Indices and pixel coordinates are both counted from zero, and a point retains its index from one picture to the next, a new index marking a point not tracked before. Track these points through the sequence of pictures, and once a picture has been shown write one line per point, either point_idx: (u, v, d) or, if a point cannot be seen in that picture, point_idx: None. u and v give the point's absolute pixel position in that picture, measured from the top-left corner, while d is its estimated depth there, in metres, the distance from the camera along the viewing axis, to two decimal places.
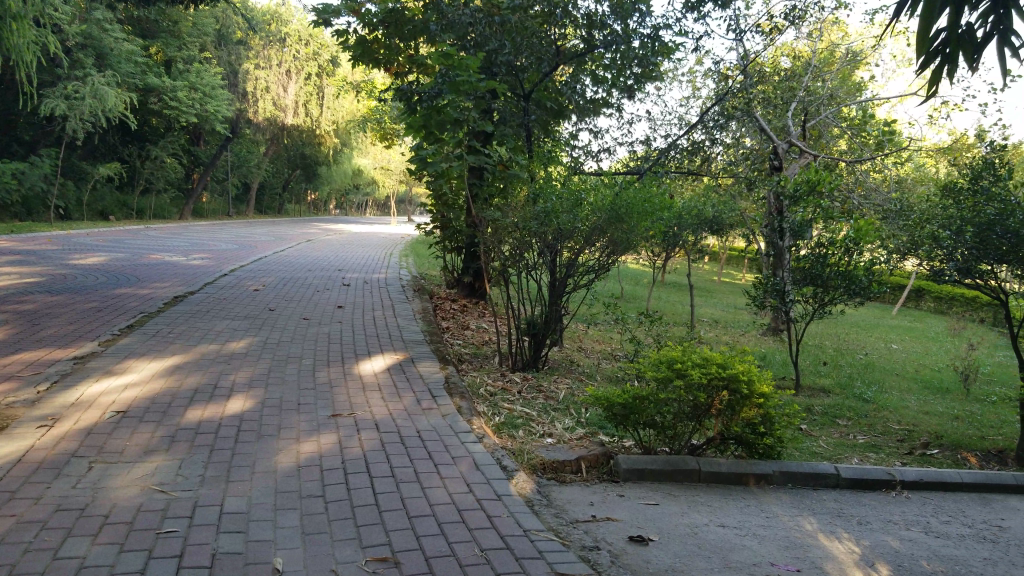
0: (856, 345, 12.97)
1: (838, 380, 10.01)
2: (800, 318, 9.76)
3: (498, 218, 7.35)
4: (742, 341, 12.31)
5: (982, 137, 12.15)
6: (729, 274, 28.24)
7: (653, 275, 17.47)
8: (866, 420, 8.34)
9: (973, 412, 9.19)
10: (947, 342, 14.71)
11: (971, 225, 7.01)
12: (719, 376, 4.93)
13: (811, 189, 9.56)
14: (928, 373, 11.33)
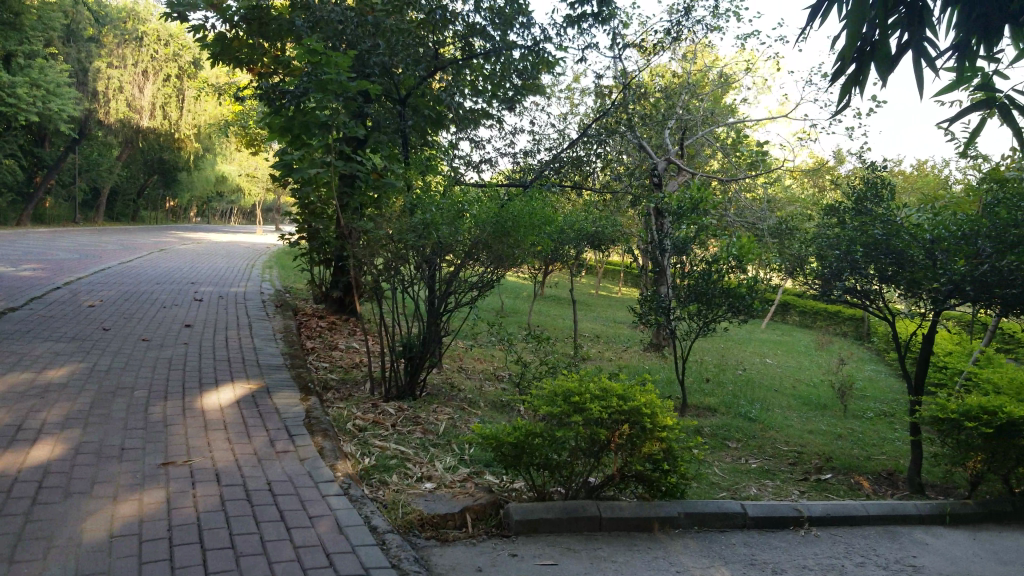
0: (735, 361, 12.93)
1: (723, 398, 9.76)
2: (684, 338, 9.41)
3: (369, 229, 6.54)
4: (625, 358, 11.98)
5: (842, 160, 12.45)
6: (606, 288, 28.33)
7: (533, 290, 17.01)
8: (755, 441, 8.06)
9: (854, 430, 9.14)
10: (817, 355, 15.01)
11: (859, 245, 6.68)
12: (619, 409, 4.34)
13: (694, 206, 9.01)
14: (805, 389, 11.35)
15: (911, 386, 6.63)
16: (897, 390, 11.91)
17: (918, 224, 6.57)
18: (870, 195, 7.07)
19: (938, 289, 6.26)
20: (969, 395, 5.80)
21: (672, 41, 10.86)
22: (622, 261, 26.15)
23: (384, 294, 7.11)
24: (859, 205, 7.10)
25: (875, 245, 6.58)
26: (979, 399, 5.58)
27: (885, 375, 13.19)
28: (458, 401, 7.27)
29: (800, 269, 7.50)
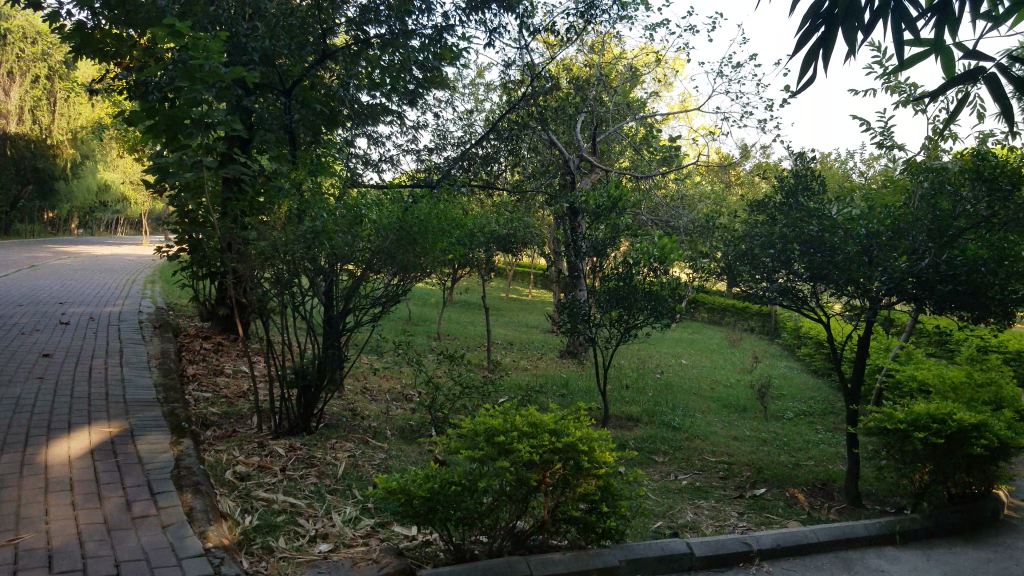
0: (650, 363, 12.53)
1: (644, 406, 9.29)
2: (603, 344, 8.86)
3: (250, 239, 5.66)
4: (539, 366, 11.38)
5: (749, 155, 12.26)
6: (514, 290, 27.81)
7: (441, 295, 16.26)
8: (682, 452, 7.55)
9: (779, 433, 8.81)
10: (730, 354, 14.85)
11: (795, 243, 6.53)
12: (551, 447, 3.67)
13: (614, 203, 8.45)
14: (724, 390, 11.04)
15: (847, 391, 6.27)
16: (813, 386, 11.77)
17: (851, 219, 6.37)
18: (798, 185, 6.78)
19: (875, 287, 6.10)
20: (915, 404, 5.44)
21: (578, 33, 10.41)
22: (530, 264, 25.71)
23: (272, 313, 6.24)
24: (788, 200, 6.83)
25: (809, 242, 6.47)
26: (927, 408, 5.22)
27: (798, 372, 13.08)
28: (360, 433, 6.45)
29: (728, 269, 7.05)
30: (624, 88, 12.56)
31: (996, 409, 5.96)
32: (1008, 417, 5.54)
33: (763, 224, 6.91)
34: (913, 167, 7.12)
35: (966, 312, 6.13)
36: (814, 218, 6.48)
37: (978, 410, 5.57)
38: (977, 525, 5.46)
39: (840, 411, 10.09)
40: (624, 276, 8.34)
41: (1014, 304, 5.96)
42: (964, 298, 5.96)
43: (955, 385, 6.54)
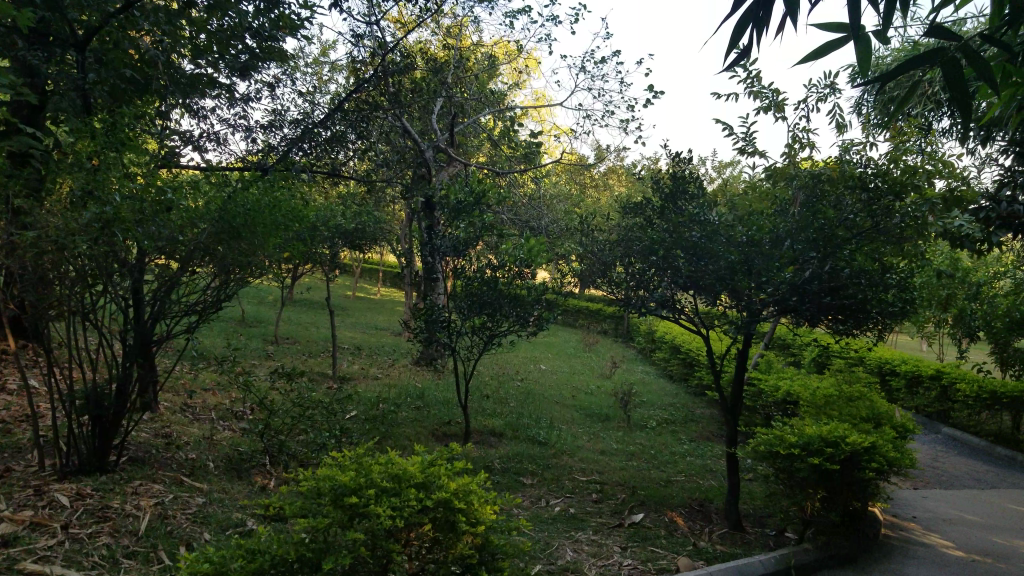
0: (508, 369, 11.91)
1: (505, 419, 8.60)
2: (463, 353, 8.08)
3: (21, 225, 4.39)
4: (390, 375, 10.46)
5: (607, 156, 11.91)
6: (364, 288, 26.61)
7: (281, 293, 14.92)
8: (550, 472, 6.89)
9: (645, 444, 8.39)
10: (586, 357, 14.55)
11: (667, 248, 6.09)
12: (418, 503, 2.85)
13: (476, 199, 7.69)
14: (585, 397, 10.57)
15: (727, 408, 5.84)
16: (670, 392, 11.57)
17: (733, 223, 5.95)
18: (678, 186, 6.28)
19: (758, 297, 5.70)
20: (805, 425, 5.04)
21: (435, 12, 9.55)
22: (379, 261, 24.61)
23: (59, 320, 5.00)
24: (667, 201, 6.33)
25: (691, 249, 5.99)
26: (821, 430, 4.81)
27: (654, 377, 12.91)
28: (172, 467, 5.31)
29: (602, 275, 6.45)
30: (482, 77, 11.81)
31: (876, 426, 5.69)
32: (892, 434, 5.26)
33: (640, 228, 6.43)
34: (787, 172, 6.83)
35: (844, 324, 5.85)
36: (695, 222, 6.00)
37: (863, 428, 5.26)
38: (862, 549, 5.16)
39: (701, 419, 9.88)
40: (487, 279, 7.60)
41: (890, 316, 5.76)
42: (845, 310, 5.67)
43: (828, 398, 6.30)
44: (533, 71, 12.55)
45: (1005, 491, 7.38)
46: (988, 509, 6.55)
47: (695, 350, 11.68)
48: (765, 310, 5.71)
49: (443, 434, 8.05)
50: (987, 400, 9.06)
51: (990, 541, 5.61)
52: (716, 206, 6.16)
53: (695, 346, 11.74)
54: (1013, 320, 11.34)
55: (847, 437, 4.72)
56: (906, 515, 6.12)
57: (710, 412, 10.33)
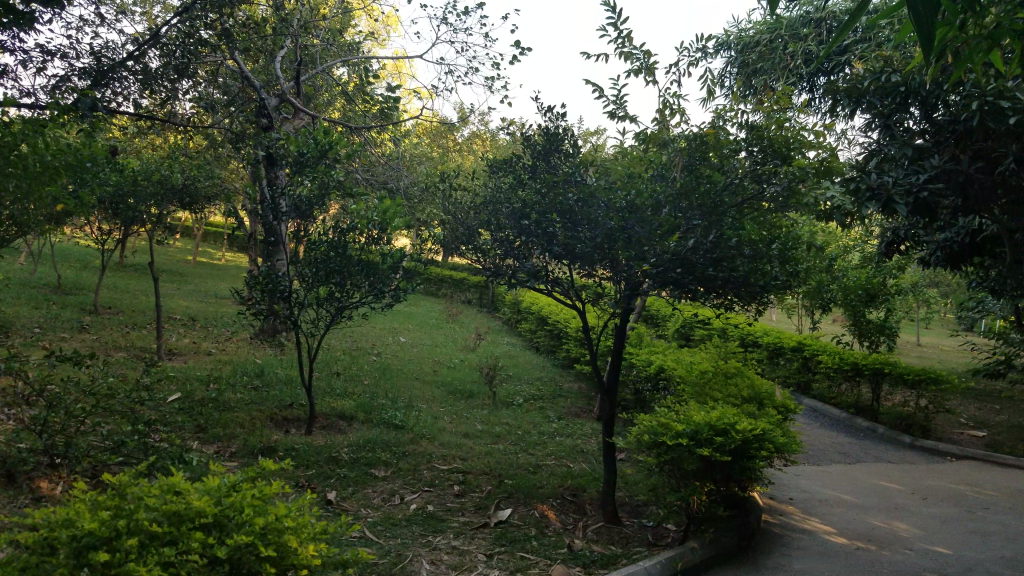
0: (363, 343, 10.99)
1: (359, 400, 7.72)
2: (308, 328, 7.11)
3: None
4: (228, 352, 9.31)
5: (469, 119, 11.06)
6: (208, 253, 24.61)
7: (104, 258, 13.22)
8: (406, 462, 6.11)
9: (511, 425, 7.75)
10: (449, 328, 13.82)
11: (539, 213, 5.38)
12: (206, 556, 2.08)
13: (321, 152, 6.68)
14: (447, 373, 9.82)
15: (603, 391, 5.28)
16: (536, 365, 11.03)
17: (612, 184, 5.30)
18: (552, 141, 5.54)
19: (638, 269, 5.10)
20: (690, 411, 4.52)
21: None
22: (226, 225, 22.76)
23: None
24: (539, 160, 5.60)
25: (567, 214, 5.30)
26: (707, 418, 4.30)
27: (519, 349, 12.37)
28: None
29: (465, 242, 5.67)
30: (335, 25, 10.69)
31: (759, 408, 5.28)
32: (779, 417, 4.84)
33: (506, 188, 5.70)
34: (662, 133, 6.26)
35: (728, 299, 5.39)
36: (570, 184, 5.32)
37: (749, 412, 4.81)
38: (748, 541, 4.75)
39: (568, 394, 9.39)
40: (335, 244, 6.64)
41: (775, 289, 5.33)
42: (730, 284, 5.19)
43: (708, 377, 5.85)
44: (391, 24, 11.53)
45: (869, 465, 7.31)
46: (858, 487, 6.40)
47: (561, 322, 11.19)
48: (647, 283, 5.12)
49: (286, 420, 7.08)
50: (847, 372, 9.10)
51: (870, 525, 5.39)
52: (593, 165, 5.48)
53: (562, 318, 11.26)
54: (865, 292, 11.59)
55: (736, 424, 4.22)
56: (784, 498, 5.81)
57: (577, 387, 9.87)
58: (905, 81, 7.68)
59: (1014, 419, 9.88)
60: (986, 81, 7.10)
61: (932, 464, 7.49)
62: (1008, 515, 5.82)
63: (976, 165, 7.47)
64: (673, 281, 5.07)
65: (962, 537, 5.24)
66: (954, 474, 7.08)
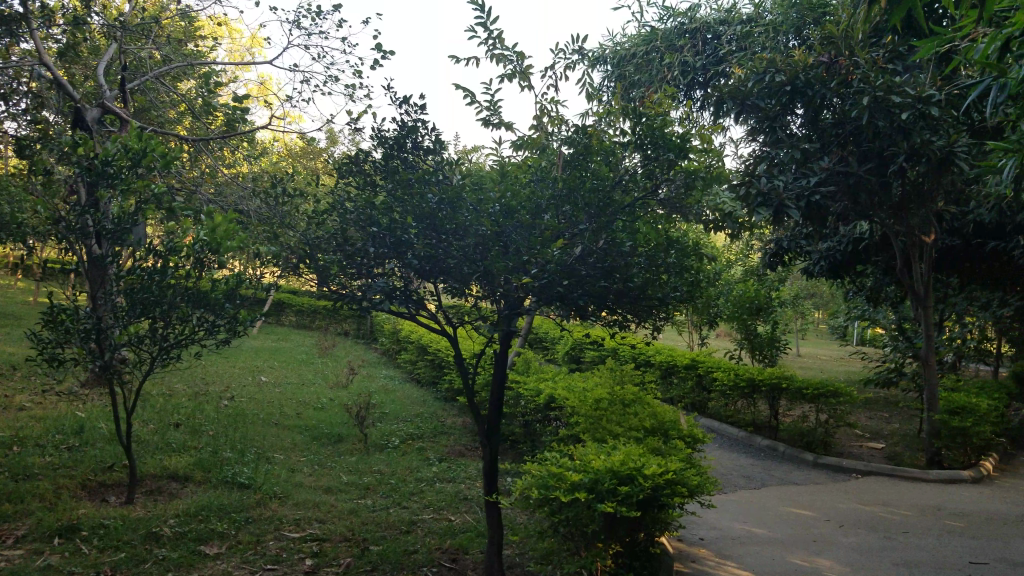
0: (216, 386, 9.72)
1: (197, 456, 6.55)
2: (128, 376, 5.89)
3: None
4: (45, 406, 7.89)
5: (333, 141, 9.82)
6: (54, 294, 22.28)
7: None
8: (247, 533, 5.07)
9: (382, 472, 6.75)
10: (321, 363, 12.65)
11: (392, 217, 4.37)
12: None
13: (134, 163, 5.42)
14: (313, 416, 8.71)
15: (482, 430, 4.40)
16: (415, 399, 10.06)
17: (480, 185, 4.46)
18: (406, 134, 4.57)
19: (514, 288, 4.26)
20: (586, 449, 3.70)
21: None
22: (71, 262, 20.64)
23: None
24: (387, 157, 4.59)
25: (427, 221, 4.33)
26: (606, 457, 3.48)
27: (397, 382, 11.36)
28: None
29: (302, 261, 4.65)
30: (179, 37, 9.46)
31: (663, 441, 4.51)
32: (689, 452, 4.08)
33: (355, 193, 4.66)
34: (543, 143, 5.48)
35: (620, 318, 4.65)
36: (429, 184, 4.42)
37: (653, 448, 4.03)
38: None
39: (449, 430, 8.46)
40: (153, 272, 5.36)
41: (673, 303, 4.65)
42: (624, 299, 4.45)
43: (603, 408, 5.06)
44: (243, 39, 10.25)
45: (776, 489, 6.75)
46: (769, 516, 5.78)
47: (442, 351, 10.28)
48: (528, 301, 4.32)
49: (103, 486, 5.86)
50: (743, 390, 8.60)
51: (789, 564, 4.73)
52: (460, 162, 4.57)
53: (441, 347, 10.35)
54: (752, 305, 11.28)
55: (641, 465, 3.42)
56: (693, 540, 5.09)
57: (459, 421, 8.95)
58: (791, 78, 7.25)
59: (905, 427, 9.70)
60: (872, 77, 6.72)
61: (837, 483, 7.02)
62: (928, 538, 5.31)
63: (864, 168, 7.14)
64: (557, 298, 4.28)
65: (887, 569, 4.65)
66: (861, 492, 6.62)
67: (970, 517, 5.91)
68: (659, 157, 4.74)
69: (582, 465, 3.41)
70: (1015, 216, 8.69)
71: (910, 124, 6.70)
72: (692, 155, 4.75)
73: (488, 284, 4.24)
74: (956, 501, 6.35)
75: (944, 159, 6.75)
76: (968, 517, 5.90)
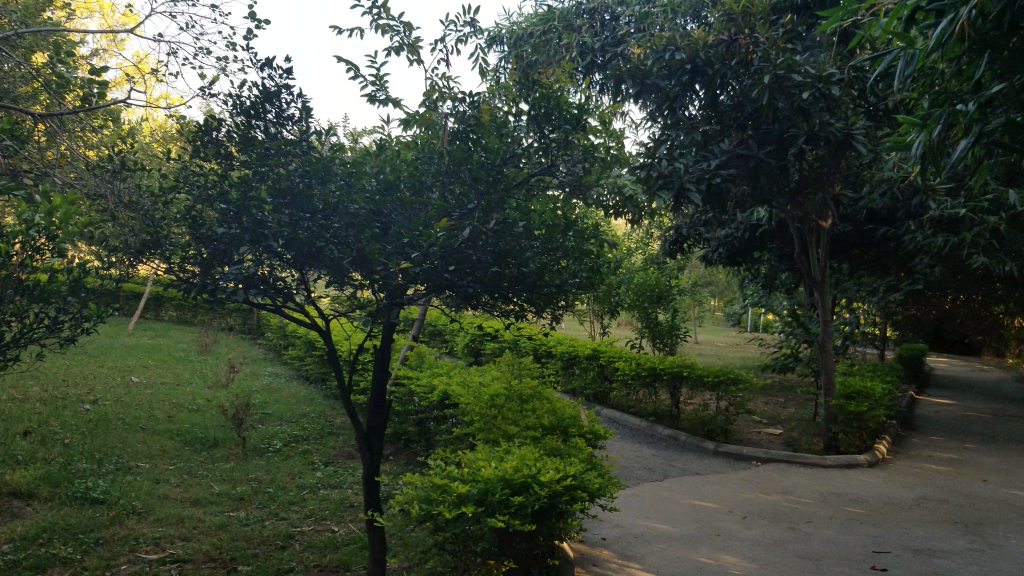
0: (78, 389, 8.82)
1: (46, 469, 5.80)
2: None
3: None
4: None
5: None
6: None
7: None
8: (96, 558, 4.43)
9: (260, 480, 6.17)
10: (200, 362, 11.78)
11: (255, 196, 3.83)
12: None
13: None
14: (187, 419, 7.98)
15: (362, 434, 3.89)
16: (303, 398, 9.44)
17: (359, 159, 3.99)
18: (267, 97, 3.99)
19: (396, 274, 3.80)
20: (476, 455, 3.27)
21: None
22: None
23: None
24: (245, 128, 4.01)
25: (294, 199, 3.81)
26: (497, 463, 3.07)
27: (284, 381, 10.67)
28: None
29: (147, 245, 4.04)
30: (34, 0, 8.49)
31: (562, 439, 4.15)
32: (590, 451, 3.72)
33: (214, 169, 4.08)
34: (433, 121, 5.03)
35: (515, 308, 4.27)
36: (299, 155, 3.92)
37: (551, 449, 3.65)
38: None
39: (338, 430, 7.92)
40: None
41: (571, 290, 4.31)
42: (520, 287, 4.07)
43: (498, 405, 4.66)
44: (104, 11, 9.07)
45: (678, 480, 6.54)
46: (673, 509, 5.53)
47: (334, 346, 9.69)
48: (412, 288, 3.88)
49: None
50: (644, 379, 8.42)
51: (695, 563, 4.48)
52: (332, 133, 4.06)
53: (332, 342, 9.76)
54: (652, 293, 11.18)
55: (537, 470, 3.03)
56: (595, 540, 4.76)
57: (349, 420, 8.39)
58: (692, 57, 7.07)
59: (800, 412, 9.77)
60: (773, 55, 6.62)
61: (737, 471, 6.89)
62: (831, 527, 5.18)
63: (764, 150, 7.03)
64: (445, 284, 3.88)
65: (794, 564, 4.46)
66: (762, 480, 6.50)
67: (869, 502, 5.85)
68: (556, 132, 4.47)
69: (470, 474, 2.98)
70: (905, 202, 8.84)
71: (810, 105, 6.63)
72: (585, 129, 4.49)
73: (365, 270, 3.76)
74: (855, 486, 6.30)
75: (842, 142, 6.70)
76: (867, 502, 5.85)
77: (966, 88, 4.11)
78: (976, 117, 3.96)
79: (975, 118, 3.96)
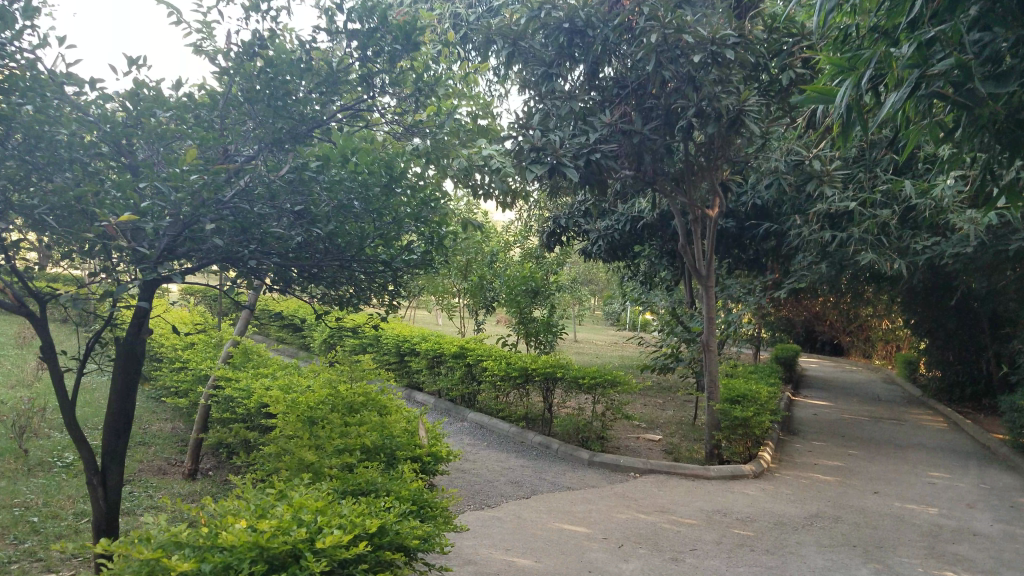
0: None
1: None
2: None
3: None
4: None
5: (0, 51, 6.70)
6: None
7: None
8: None
9: (25, 506, 4.85)
10: (6, 357, 10.04)
11: None
12: None
13: None
14: None
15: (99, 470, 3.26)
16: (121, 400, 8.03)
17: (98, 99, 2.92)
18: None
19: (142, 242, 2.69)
20: (236, 504, 2.29)
21: None
22: None
23: None
24: None
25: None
26: (256, 521, 2.10)
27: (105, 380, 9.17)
28: None
29: None
30: None
31: (388, 466, 3.19)
32: (419, 485, 2.79)
33: None
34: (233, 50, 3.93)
35: (332, 287, 3.25)
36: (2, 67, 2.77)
37: (363, 486, 2.69)
38: None
39: (152, 440, 6.60)
40: None
41: (405, 272, 3.39)
42: (327, 261, 3.11)
43: (308, 423, 3.62)
44: None
45: (546, 497, 5.67)
46: (537, 537, 4.64)
47: (159, 340, 8.32)
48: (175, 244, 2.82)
49: None
50: (515, 380, 7.55)
51: None
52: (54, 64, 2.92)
53: (158, 336, 8.38)
54: (529, 287, 10.36)
55: (314, 533, 2.08)
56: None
57: (168, 428, 7.08)
58: (570, 16, 6.24)
59: (680, 416, 9.18)
60: (660, 12, 5.89)
61: (613, 486, 6.08)
62: (718, 556, 4.45)
63: (648, 126, 6.30)
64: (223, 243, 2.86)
65: None
66: (640, 496, 5.73)
67: (757, 522, 5.19)
68: (384, 51, 3.60)
69: (209, 540, 2.01)
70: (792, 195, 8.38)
71: (701, 71, 5.97)
72: (419, 52, 3.73)
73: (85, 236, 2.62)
74: (740, 504, 5.63)
75: (734, 117, 6.10)
76: (755, 523, 5.18)
77: (902, 31, 3.38)
78: (912, 62, 3.20)
79: (911, 64, 3.21)
